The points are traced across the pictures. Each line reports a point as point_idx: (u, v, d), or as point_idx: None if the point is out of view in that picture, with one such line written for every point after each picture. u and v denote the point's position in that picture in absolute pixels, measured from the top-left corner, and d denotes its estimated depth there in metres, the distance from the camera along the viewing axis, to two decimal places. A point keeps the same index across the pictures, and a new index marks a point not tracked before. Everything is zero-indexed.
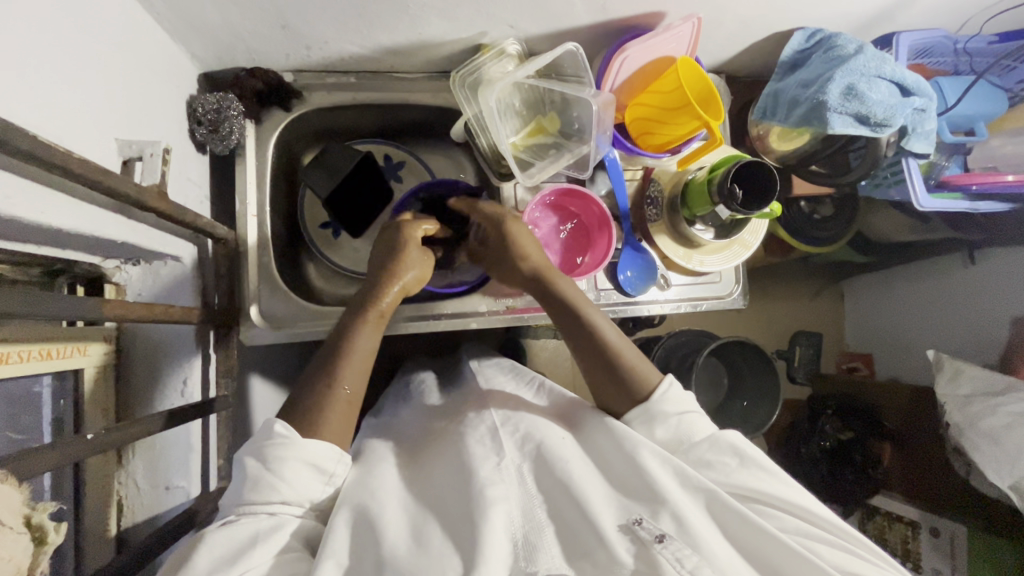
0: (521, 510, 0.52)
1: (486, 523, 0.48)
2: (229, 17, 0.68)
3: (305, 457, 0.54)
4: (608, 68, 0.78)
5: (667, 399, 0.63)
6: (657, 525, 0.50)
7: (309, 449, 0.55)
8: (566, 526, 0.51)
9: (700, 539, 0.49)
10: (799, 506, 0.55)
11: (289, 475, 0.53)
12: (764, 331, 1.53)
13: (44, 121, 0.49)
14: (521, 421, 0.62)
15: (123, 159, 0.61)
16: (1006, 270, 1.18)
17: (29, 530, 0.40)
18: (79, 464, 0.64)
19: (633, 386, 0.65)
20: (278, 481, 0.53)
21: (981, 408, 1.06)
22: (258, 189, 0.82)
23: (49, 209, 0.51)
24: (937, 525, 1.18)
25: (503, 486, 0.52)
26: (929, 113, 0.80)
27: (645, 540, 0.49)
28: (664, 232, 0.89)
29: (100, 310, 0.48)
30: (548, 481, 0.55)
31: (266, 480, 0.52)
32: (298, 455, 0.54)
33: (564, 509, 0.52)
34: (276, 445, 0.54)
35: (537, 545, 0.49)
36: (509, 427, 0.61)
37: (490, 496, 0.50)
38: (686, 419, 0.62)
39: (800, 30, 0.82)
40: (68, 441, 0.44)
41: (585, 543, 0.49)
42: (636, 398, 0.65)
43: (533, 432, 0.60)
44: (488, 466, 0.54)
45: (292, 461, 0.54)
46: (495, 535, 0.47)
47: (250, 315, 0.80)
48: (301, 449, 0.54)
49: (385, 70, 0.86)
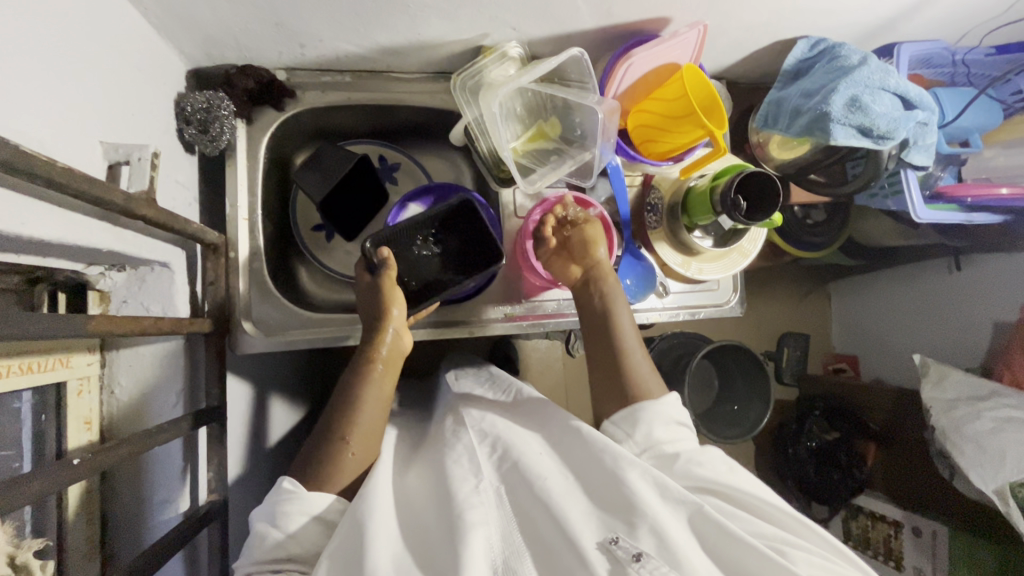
0: (500, 533, 0.51)
1: (463, 546, 0.47)
2: (221, 12, 0.65)
3: (309, 512, 0.54)
4: (613, 74, 0.77)
5: (669, 405, 0.65)
6: (635, 542, 0.49)
7: (317, 503, 0.55)
8: (545, 543, 0.50)
9: (679, 556, 0.48)
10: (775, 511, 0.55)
11: (296, 530, 0.53)
12: (753, 333, 1.54)
13: (24, 124, 0.46)
14: (498, 435, 0.62)
15: (109, 163, 0.58)
16: (992, 277, 1.19)
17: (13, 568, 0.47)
18: (60, 492, 0.61)
19: (626, 389, 0.68)
20: (285, 538, 0.52)
21: (966, 413, 1.07)
22: (249, 191, 0.79)
23: (31, 219, 0.48)
24: (919, 526, 1.21)
25: (482, 510, 0.52)
26: (931, 126, 0.80)
27: (624, 559, 0.48)
28: (663, 240, 0.88)
29: (85, 327, 0.45)
30: (527, 501, 0.54)
31: (274, 537, 0.52)
32: (304, 510, 0.54)
33: (543, 527, 0.51)
34: (284, 502, 0.54)
35: (516, 567, 0.48)
36: (487, 445, 0.61)
37: (469, 520, 0.50)
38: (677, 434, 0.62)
39: (804, 39, 0.82)
40: (52, 468, 0.42)
41: (564, 564, 0.48)
42: (625, 400, 0.67)
43: (510, 450, 0.59)
44: (467, 488, 0.54)
45: (298, 517, 0.54)
46: (473, 556, 0.46)
47: (242, 322, 0.77)
48: (306, 505, 0.54)
49: (381, 70, 0.84)
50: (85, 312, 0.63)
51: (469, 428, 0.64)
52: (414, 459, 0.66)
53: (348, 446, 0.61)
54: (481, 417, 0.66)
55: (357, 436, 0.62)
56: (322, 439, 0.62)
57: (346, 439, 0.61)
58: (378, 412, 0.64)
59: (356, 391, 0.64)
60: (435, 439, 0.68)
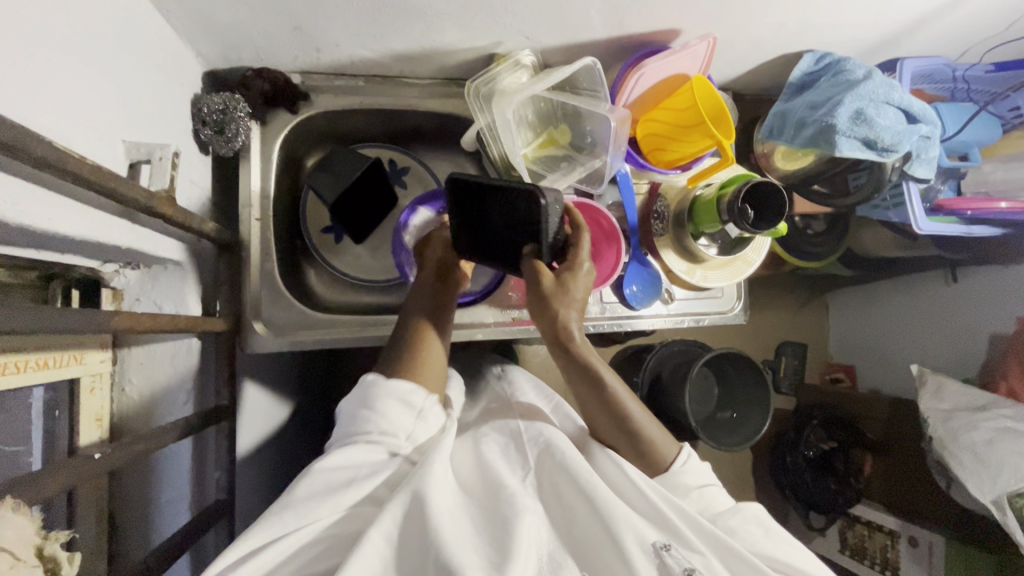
0: (546, 525, 0.51)
1: (518, 531, 0.48)
2: (241, 16, 0.66)
3: (393, 395, 0.58)
4: (623, 84, 0.78)
5: (686, 472, 0.64)
6: (684, 559, 0.50)
7: (398, 387, 0.59)
8: (586, 541, 0.51)
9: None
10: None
11: (384, 412, 0.57)
12: (752, 341, 1.55)
13: (49, 122, 0.46)
14: (546, 428, 0.63)
15: (130, 161, 0.59)
16: (987, 290, 1.21)
17: (42, 561, 0.41)
18: (71, 490, 0.60)
19: (649, 453, 0.64)
20: (374, 415, 0.57)
21: (963, 424, 1.09)
22: (262, 193, 0.80)
23: (56, 216, 0.48)
24: (915, 535, 1.21)
25: (531, 499, 0.53)
26: (933, 140, 0.82)
27: (674, 569, 0.49)
28: (670, 247, 0.89)
29: (108, 323, 0.46)
30: (571, 493, 0.54)
31: (366, 417, 0.57)
32: (388, 391, 0.58)
33: (591, 524, 0.52)
34: (369, 387, 0.59)
35: (562, 561, 0.49)
36: (535, 433, 0.62)
37: (521, 506, 0.51)
38: (706, 493, 0.63)
39: (809, 52, 0.84)
40: (75, 461, 0.42)
41: (609, 564, 0.49)
42: (653, 466, 0.64)
43: (558, 443, 0.59)
44: (516, 480, 0.55)
45: (384, 398, 0.58)
46: (524, 542, 0.47)
47: (252, 322, 0.77)
48: (390, 389, 0.58)
49: (394, 75, 0.85)
50: (97, 308, 0.63)
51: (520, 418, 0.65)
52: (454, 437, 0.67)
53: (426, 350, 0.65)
54: (529, 415, 0.68)
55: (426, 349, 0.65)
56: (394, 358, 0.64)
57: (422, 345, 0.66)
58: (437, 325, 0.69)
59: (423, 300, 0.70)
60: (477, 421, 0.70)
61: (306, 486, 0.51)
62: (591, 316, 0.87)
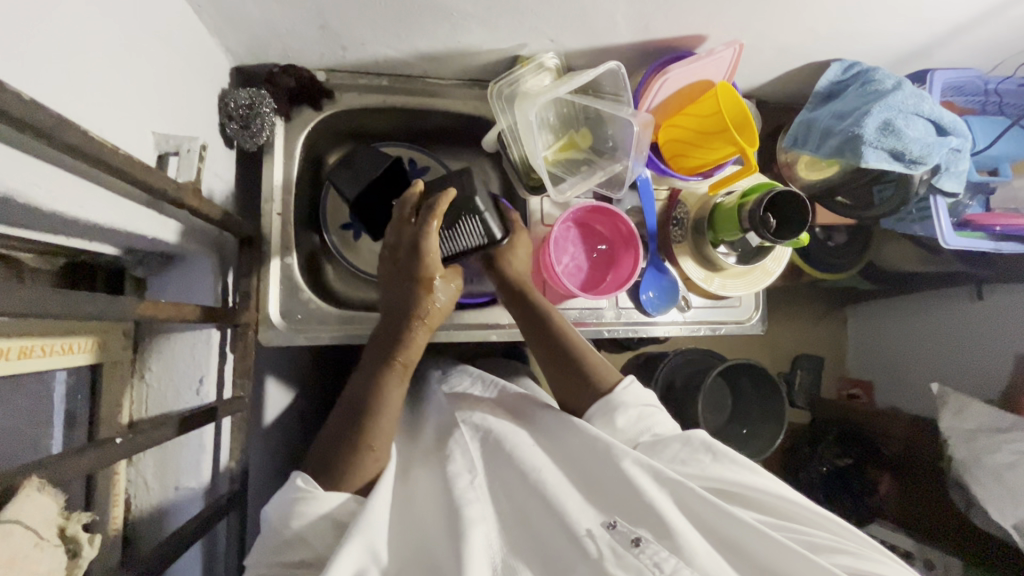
0: (497, 529, 0.53)
1: (465, 543, 0.48)
2: (270, 14, 0.67)
3: (323, 513, 0.53)
4: (647, 88, 0.78)
5: (627, 390, 0.66)
6: (634, 529, 0.51)
7: (330, 506, 0.54)
8: (540, 537, 0.52)
9: (678, 540, 0.49)
10: (769, 496, 0.55)
11: (309, 537, 0.52)
12: (767, 352, 1.53)
13: (82, 112, 0.47)
14: (491, 427, 0.63)
15: (160, 152, 0.60)
16: (1012, 308, 1.18)
17: (64, 542, 0.42)
18: (90, 474, 0.62)
19: (594, 378, 0.68)
20: (299, 542, 0.52)
21: (985, 444, 1.06)
22: (284, 188, 0.81)
23: (90, 204, 0.49)
24: (932, 559, 1.16)
25: (479, 505, 0.53)
26: (964, 153, 0.80)
27: (626, 545, 0.50)
28: (688, 254, 0.88)
29: (133, 310, 0.47)
30: (522, 494, 0.55)
31: (286, 540, 0.52)
32: (316, 511, 0.53)
33: (540, 519, 0.53)
34: (296, 502, 0.53)
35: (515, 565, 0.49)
36: (480, 439, 0.62)
37: (468, 516, 0.51)
38: (647, 411, 0.64)
39: (838, 61, 0.83)
40: (98, 445, 0.43)
41: (565, 557, 0.49)
42: (600, 391, 0.67)
43: (504, 444, 0.60)
44: (462, 483, 0.56)
45: (312, 518, 0.53)
46: (474, 553, 0.48)
47: (269, 315, 0.78)
48: (319, 507, 0.54)
49: (418, 75, 0.85)
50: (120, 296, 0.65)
51: (461, 424, 0.65)
52: (409, 448, 0.68)
53: (372, 453, 0.60)
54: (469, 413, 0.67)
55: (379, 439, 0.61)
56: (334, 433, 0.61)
57: (370, 444, 0.60)
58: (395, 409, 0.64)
59: (379, 391, 0.63)
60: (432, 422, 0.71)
61: None
62: (606, 321, 0.86)
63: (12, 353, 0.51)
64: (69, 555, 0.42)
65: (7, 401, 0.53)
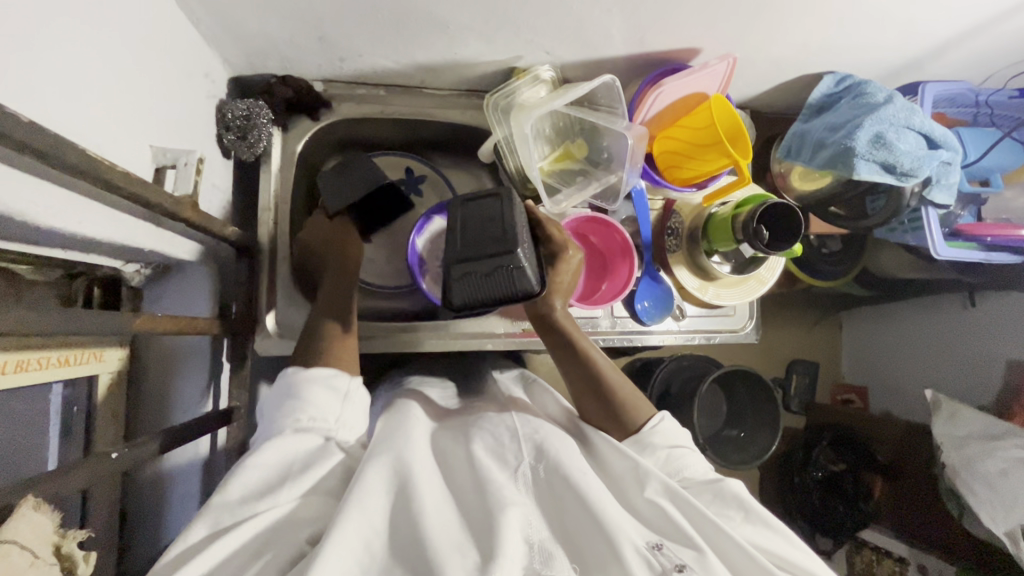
0: (535, 515, 0.51)
1: (503, 520, 0.47)
2: (267, 26, 0.68)
3: (318, 379, 0.58)
4: (642, 100, 0.78)
5: (658, 433, 0.65)
6: (676, 555, 0.50)
7: (323, 374, 0.59)
8: (579, 539, 0.51)
9: (718, 575, 0.48)
10: (803, 569, 0.55)
11: (309, 397, 0.56)
12: (762, 358, 1.54)
13: (79, 127, 0.48)
14: (540, 426, 0.62)
15: (156, 166, 0.61)
16: (1005, 316, 1.19)
17: (58, 560, 0.41)
18: (86, 489, 0.62)
19: (624, 415, 0.67)
20: (302, 403, 0.56)
21: (977, 451, 1.06)
22: (281, 198, 0.81)
23: (85, 219, 0.49)
24: (925, 563, 1.21)
25: (518, 491, 0.52)
26: (954, 166, 0.81)
27: (666, 567, 0.48)
28: (683, 264, 0.89)
29: (129, 324, 0.47)
30: (564, 494, 0.54)
31: (289, 404, 0.56)
32: (311, 378, 0.58)
33: (580, 521, 0.52)
34: (290, 378, 0.58)
35: (551, 551, 0.49)
36: (528, 431, 0.60)
37: (507, 497, 0.50)
38: (676, 453, 0.64)
39: (829, 74, 0.84)
40: (95, 459, 0.43)
41: (601, 559, 0.49)
42: (629, 428, 0.66)
43: (551, 440, 0.58)
44: (504, 472, 0.54)
45: (309, 384, 0.57)
46: (510, 533, 0.46)
47: (266, 324, 0.78)
48: (313, 375, 0.58)
49: (414, 85, 0.86)
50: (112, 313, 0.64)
51: (512, 415, 0.64)
52: (445, 428, 0.66)
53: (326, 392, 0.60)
54: (521, 412, 0.66)
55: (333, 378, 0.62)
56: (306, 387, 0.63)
57: None
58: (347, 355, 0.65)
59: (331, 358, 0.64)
60: (469, 415, 0.69)
61: (236, 483, 0.48)
62: (601, 331, 0.87)
63: (8, 367, 0.51)
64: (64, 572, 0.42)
65: (5, 414, 0.53)
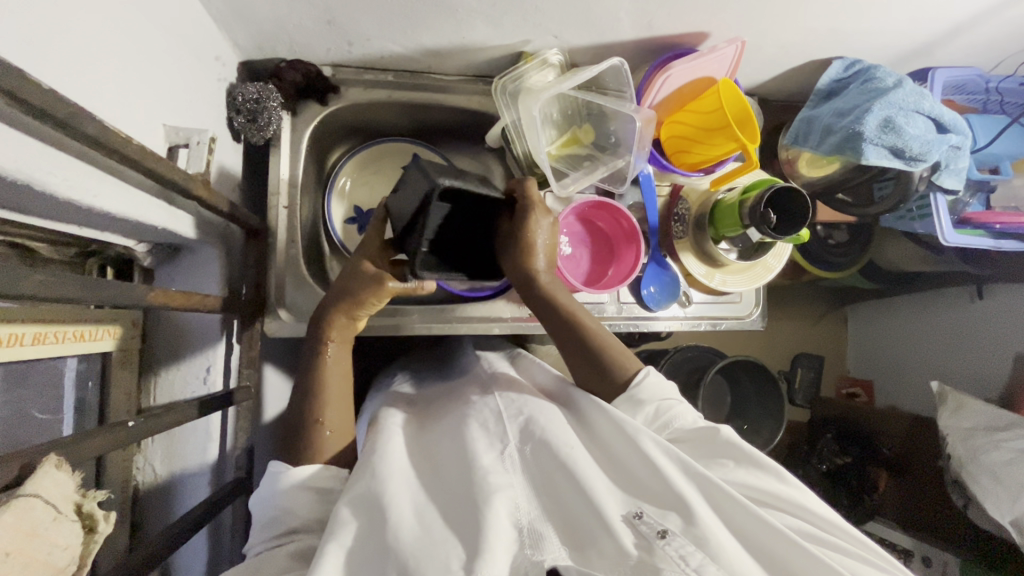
0: (525, 497, 0.52)
1: (489, 507, 0.49)
2: (278, 8, 0.68)
3: (307, 484, 0.57)
4: (650, 84, 0.78)
5: (644, 386, 0.65)
6: (660, 521, 0.51)
7: (306, 476, 0.57)
8: (568, 510, 0.52)
9: (706, 536, 0.49)
10: (798, 505, 0.55)
11: (292, 504, 0.55)
12: (767, 349, 1.53)
13: (95, 102, 0.48)
14: (525, 405, 0.63)
15: (169, 144, 0.62)
16: (1012, 307, 1.19)
17: (80, 518, 0.42)
18: (101, 458, 0.64)
19: (616, 375, 0.68)
20: (285, 510, 0.54)
21: (983, 443, 1.06)
22: (289, 182, 0.82)
23: (102, 193, 0.50)
24: (930, 556, 1.19)
25: (506, 473, 0.53)
26: (964, 151, 0.81)
27: (649, 535, 0.49)
28: (689, 250, 0.89)
29: (144, 297, 0.47)
30: (551, 469, 0.55)
31: (273, 512, 0.55)
32: (294, 483, 0.56)
33: (565, 494, 0.53)
34: (271, 478, 0.57)
35: (541, 531, 0.50)
36: (513, 411, 0.62)
37: (493, 483, 0.51)
38: (664, 406, 0.64)
39: (839, 59, 0.84)
40: (112, 428, 0.44)
41: (590, 532, 0.50)
42: (618, 386, 0.67)
43: (536, 419, 0.60)
44: (491, 455, 0.55)
45: (292, 489, 0.56)
46: (497, 519, 0.48)
47: (274, 307, 0.79)
48: (299, 479, 0.57)
49: (422, 70, 0.86)
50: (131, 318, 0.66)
51: (497, 397, 0.65)
52: (438, 420, 0.67)
53: (324, 427, 0.64)
54: (506, 392, 0.67)
55: (332, 414, 0.65)
56: (300, 410, 0.65)
57: (324, 418, 0.64)
58: (344, 390, 0.68)
59: (321, 368, 0.68)
60: (454, 404, 0.70)
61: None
62: (607, 315, 0.86)
63: (27, 339, 0.53)
64: (84, 530, 0.43)
65: (18, 387, 0.54)
